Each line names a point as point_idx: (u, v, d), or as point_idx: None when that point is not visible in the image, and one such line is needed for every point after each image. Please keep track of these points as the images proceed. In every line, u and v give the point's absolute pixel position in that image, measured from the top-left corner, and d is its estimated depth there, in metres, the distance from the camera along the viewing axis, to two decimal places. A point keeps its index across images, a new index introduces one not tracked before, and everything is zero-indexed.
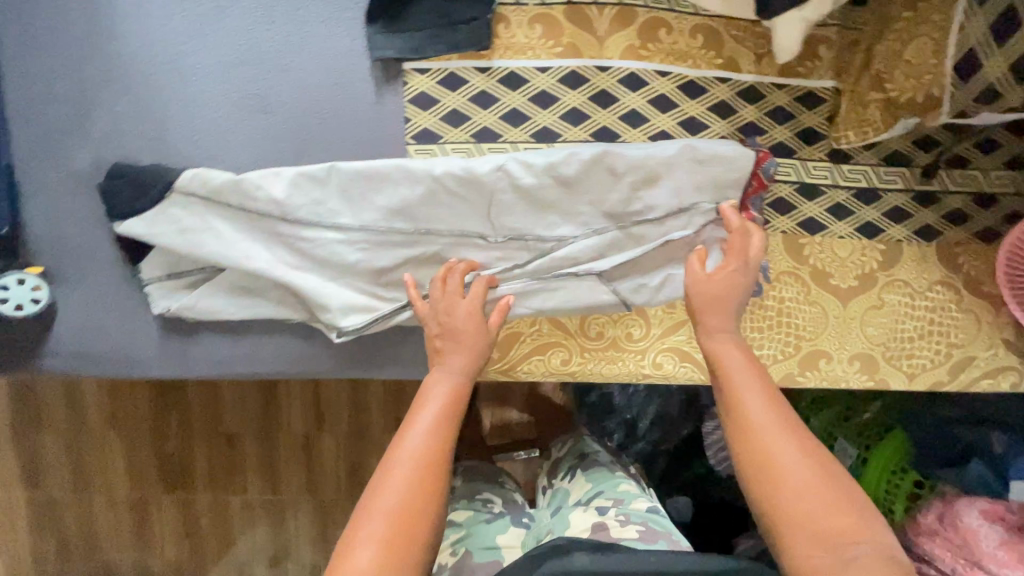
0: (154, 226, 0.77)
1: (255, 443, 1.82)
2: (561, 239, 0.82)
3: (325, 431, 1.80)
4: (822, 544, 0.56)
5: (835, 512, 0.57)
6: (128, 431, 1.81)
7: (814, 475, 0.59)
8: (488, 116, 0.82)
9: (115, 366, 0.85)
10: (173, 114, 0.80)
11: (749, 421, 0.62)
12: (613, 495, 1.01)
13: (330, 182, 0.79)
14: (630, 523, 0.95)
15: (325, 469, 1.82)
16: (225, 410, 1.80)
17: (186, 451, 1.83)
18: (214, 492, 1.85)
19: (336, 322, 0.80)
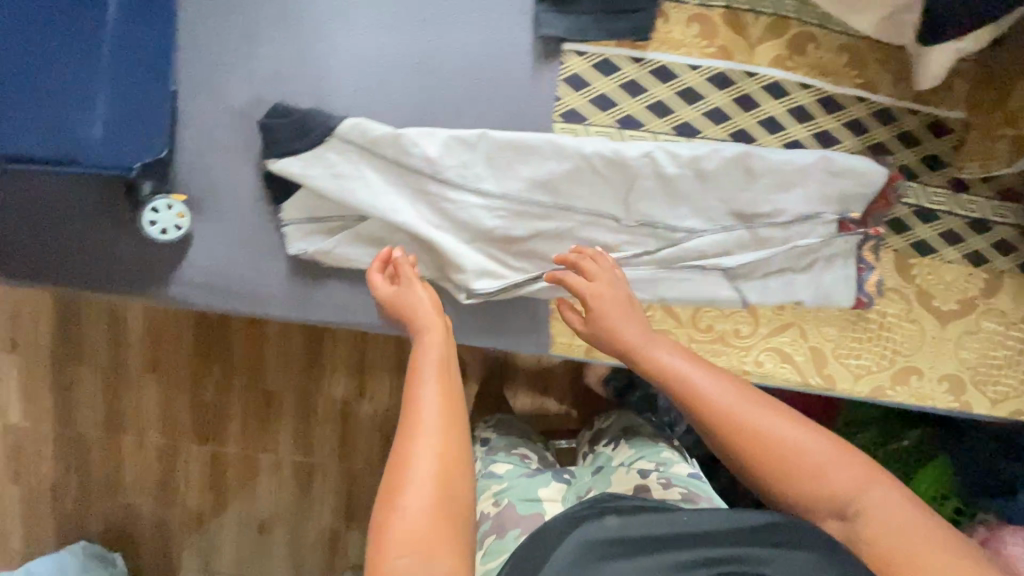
0: (309, 167, 0.79)
1: (293, 404, 1.83)
2: (690, 231, 0.86)
3: (365, 398, 1.82)
4: (837, 512, 0.61)
5: (841, 481, 0.61)
6: (169, 377, 1.81)
7: (808, 447, 0.62)
8: (635, 105, 0.85)
9: (240, 301, 0.86)
10: (336, 62, 0.82)
11: (740, 422, 0.63)
12: (656, 459, 1.04)
13: (481, 148, 0.81)
14: (673, 485, 0.97)
15: (359, 433, 1.83)
16: (268, 367, 1.81)
17: (223, 401, 1.83)
18: (247, 447, 1.85)
19: (468, 283, 0.83)
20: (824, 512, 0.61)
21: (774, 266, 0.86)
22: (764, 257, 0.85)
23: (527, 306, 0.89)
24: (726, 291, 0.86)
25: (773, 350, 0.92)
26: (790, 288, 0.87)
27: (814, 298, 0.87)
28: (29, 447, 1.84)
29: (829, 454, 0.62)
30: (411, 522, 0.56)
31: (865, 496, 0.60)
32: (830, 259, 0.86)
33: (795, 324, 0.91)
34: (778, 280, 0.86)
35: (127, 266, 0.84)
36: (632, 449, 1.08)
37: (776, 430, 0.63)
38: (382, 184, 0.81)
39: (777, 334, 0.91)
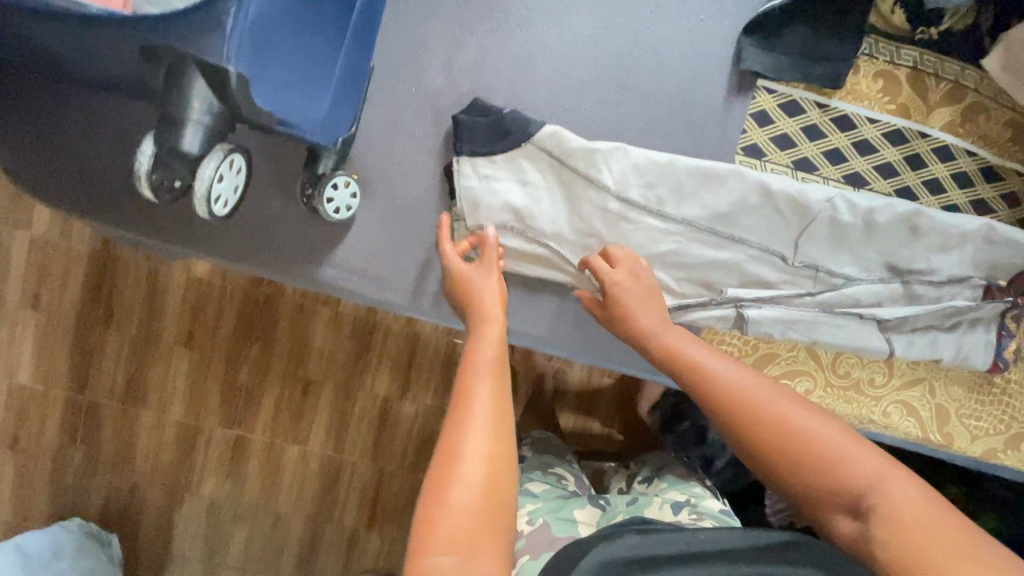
0: (499, 171, 0.79)
1: (334, 395, 1.57)
2: (849, 278, 0.87)
3: (409, 398, 1.56)
4: (846, 506, 0.56)
5: (835, 469, 0.57)
6: (202, 351, 1.56)
7: (809, 440, 0.59)
8: (813, 148, 0.86)
9: (392, 292, 0.82)
10: (536, 62, 0.80)
11: (742, 406, 0.62)
12: (689, 493, 1.07)
13: (667, 171, 0.81)
14: (704, 518, 1.00)
15: (397, 435, 1.57)
16: (312, 353, 1.56)
17: (257, 386, 1.57)
18: (273, 438, 1.58)
19: None
20: (825, 504, 0.57)
21: (923, 324, 0.89)
22: (916, 314, 0.87)
23: None
24: (878, 341, 0.87)
25: (902, 403, 0.94)
26: (932, 345, 0.89)
27: (952, 358, 0.89)
28: (19, 414, 1.57)
29: (839, 446, 0.58)
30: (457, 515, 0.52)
31: (873, 489, 0.55)
32: (973, 324, 0.89)
33: (925, 380, 0.94)
34: (925, 337, 0.89)
35: (285, 242, 0.80)
36: (664, 483, 1.11)
37: (792, 417, 0.60)
38: (569, 190, 0.81)
39: (907, 387, 0.93)
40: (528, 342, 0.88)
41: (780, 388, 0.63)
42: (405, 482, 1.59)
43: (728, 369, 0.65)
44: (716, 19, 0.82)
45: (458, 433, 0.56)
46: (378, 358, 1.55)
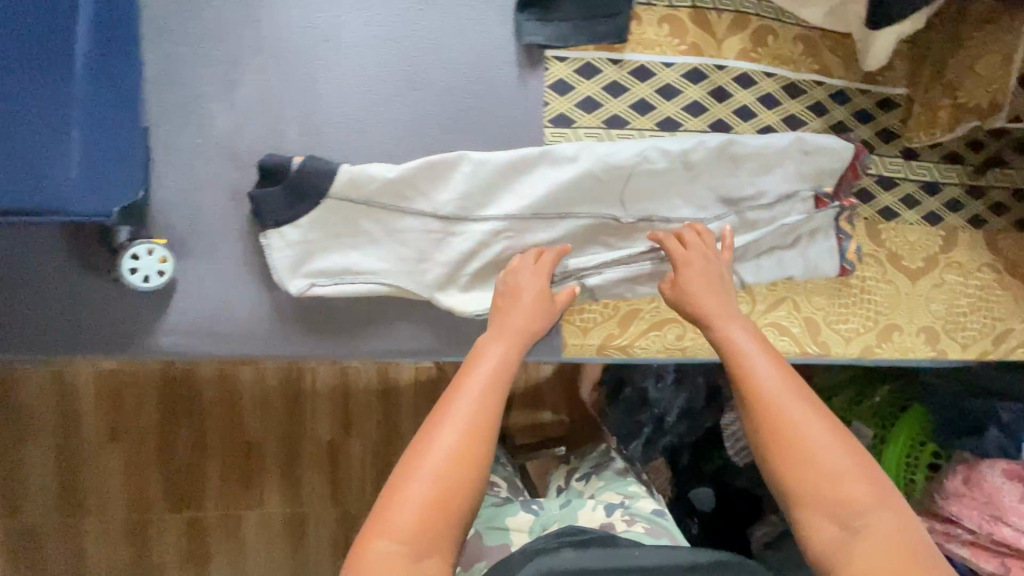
0: (307, 234, 0.78)
1: (278, 452, 1.58)
2: (684, 221, 0.89)
3: (353, 436, 1.59)
4: (836, 519, 0.57)
5: (836, 482, 0.58)
6: (131, 443, 1.54)
7: (827, 455, 0.59)
8: (619, 104, 0.88)
9: (237, 344, 0.81)
10: (319, 84, 0.79)
11: (775, 401, 0.62)
12: (624, 492, 1.11)
13: (477, 178, 0.81)
14: (635, 522, 1.04)
15: (351, 473, 1.59)
16: (244, 414, 1.57)
17: (200, 463, 1.56)
18: (227, 508, 1.57)
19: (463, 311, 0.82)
20: (818, 514, 0.58)
21: (766, 247, 0.92)
22: (754, 241, 0.91)
23: None
24: None
25: (772, 325, 0.96)
26: (779, 265, 0.93)
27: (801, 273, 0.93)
28: None
29: (853, 462, 0.59)
30: (396, 534, 0.57)
31: (868, 507, 0.57)
32: (813, 234, 0.92)
33: (788, 298, 0.97)
34: (769, 259, 0.92)
35: (114, 321, 0.78)
36: (601, 482, 1.16)
37: (805, 424, 0.61)
38: (390, 215, 0.80)
39: (773, 309, 0.96)
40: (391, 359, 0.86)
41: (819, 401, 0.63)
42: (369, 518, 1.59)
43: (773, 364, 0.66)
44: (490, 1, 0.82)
45: (431, 433, 0.62)
46: (312, 404, 1.58)
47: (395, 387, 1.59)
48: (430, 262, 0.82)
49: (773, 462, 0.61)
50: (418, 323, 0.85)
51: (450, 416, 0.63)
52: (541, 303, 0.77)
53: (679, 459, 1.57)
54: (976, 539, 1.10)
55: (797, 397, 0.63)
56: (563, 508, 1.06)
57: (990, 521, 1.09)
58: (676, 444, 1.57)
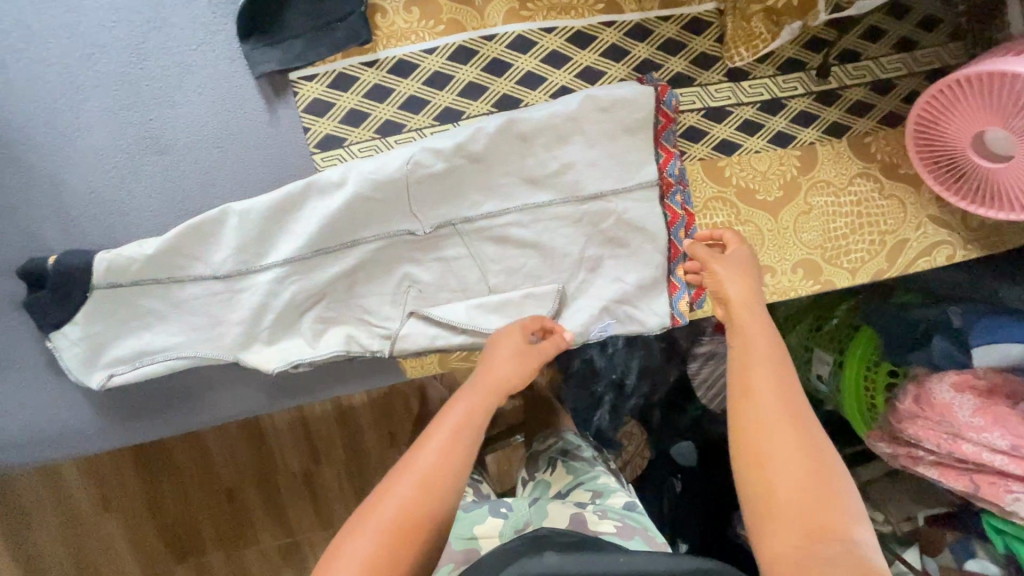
0: (87, 328, 0.76)
1: (257, 491, 1.48)
2: (488, 215, 0.81)
3: (324, 462, 1.47)
4: (803, 532, 0.51)
5: (804, 497, 0.53)
6: (118, 512, 1.44)
7: (795, 472, 0.54)
8: (387, 109, 0.81)
9: (70, 443, 0.82)
10: (64, 174, 0.77)
11: (752, 402, 0.59)
12: (593, 488, 0.95)
13: (248, 229, 0.77)
14: (607, 516, 0.88)
15: (331, 497, 1.50)
16: (216, 465, 1.45)
17: (190, 518, 1.48)
18: (225, 549, 1.51)
19: (266, 365, 0.80)
20: (784, 532, 0.52)
21: (594, 223, 0.82)
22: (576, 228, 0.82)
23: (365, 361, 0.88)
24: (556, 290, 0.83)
25: None
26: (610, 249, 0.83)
27: (636, 269, 0.84)
28: None
29: (820, 492, 0.53)
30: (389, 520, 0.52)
31: (841, 528, 0.51)
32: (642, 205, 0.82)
33: None
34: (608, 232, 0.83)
35: None
36: (569, 472, 1.00)
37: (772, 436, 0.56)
38: (168, 287, 0.78)
39: None
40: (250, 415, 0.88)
41: (808, 412, 0.58)
42: None
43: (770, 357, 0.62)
44: (212, 40, 0.77)
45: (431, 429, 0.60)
46: (278, 440, 1.45)
47: (350, 409, 1.46)
48: (224, 324, 0.79)
49: (745, 475, 0.56)
50: (243, 385, 0.85)
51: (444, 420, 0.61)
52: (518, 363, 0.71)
53: (651, 419, 1.34)
54: (940, 458, 0.95)
55: (781, 397, 0.59)
56: (534, 507, 0.92)
57: (949, 440, 0.93)
58: (643, 404, 1.33)
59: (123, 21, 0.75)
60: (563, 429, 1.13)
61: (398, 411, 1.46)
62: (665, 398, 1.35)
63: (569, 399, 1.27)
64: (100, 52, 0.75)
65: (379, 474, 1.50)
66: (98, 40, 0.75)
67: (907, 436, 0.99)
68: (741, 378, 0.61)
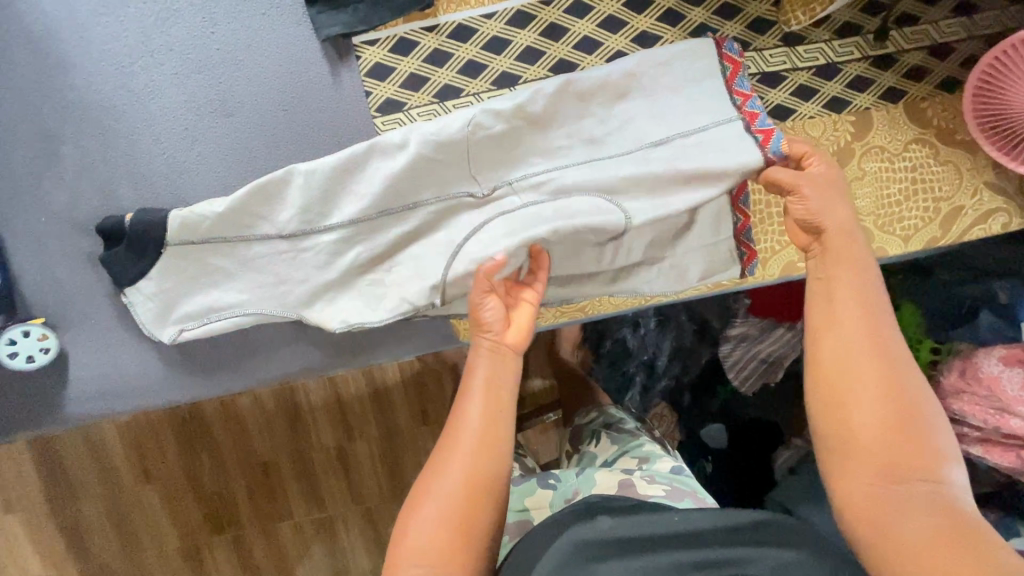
0: (160, 284, 0.80)
1: (292, 464, 1.51)
2: (547, 175, 0.81)
3: (358, 437, 1.50)
4: (884, 472, 0.55)
5: (888, 439, 0.56)
6: (163, 479, 1.51)
7: (878, 414, 0.57)
8: (446, 73, 0.83)
9: (138, 398, 0.85)
10: (137, 136, 0.80)
11: (835, 348, 0.61)
12: (639, 455, 0.95)
13: (312, 189, 0.80)
14: (656, 481, 0.88)
15: (365, 473, 1.52)
16: (254, 436, 1.50)
17: (226, 488, 1.52)
18: (260, 522, 1.54)
19: (330, 325, 0.83)
20: (865, 471, 0.56)
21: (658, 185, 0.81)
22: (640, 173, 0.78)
23: (421, 328, 0.91)
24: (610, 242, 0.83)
25: None
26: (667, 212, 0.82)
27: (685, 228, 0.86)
28: None
29: (904, 433, 0.56)
30: (448, 489, 0.59)
31: (927, 470, 0.55)
32: (714, 145, 0.77)
33: None
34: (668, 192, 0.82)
35: (21, 402, 0.83)
36: (613, 443, 1.00)
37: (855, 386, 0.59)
38: (236, 246, 0.80)
39: None
40: (308, 375, 0.91)
41: (897, 353, 0.60)
42: (396, 511, 1.54)
43: (857, 296, 0.63)
44: (279, 5, 0.79)
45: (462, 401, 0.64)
46: (313, 416, 1.49)
47: (383, 386, 1.48)
48: (287, 282, 0.82)
49: (827, 422, 0.60)
50: (298, 345, 0.88)
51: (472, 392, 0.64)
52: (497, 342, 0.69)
53: (680, 401, 1.33)
54: (986, 434, 0.94)
55: (869, 341, 0.60)
56: (583, 475, 0.89)
57: (995, 415, 0.92)
58: (674, 386, 1.34)
59: None
60: (603, 406, 1.16)
61: (432, 389, 1.48)
62: (697, 380, 1.34)
63: (601, 380, 1.29)
64: (173, 17, 0.78)
65: (413, 450, 1.51)
66: (171, 5, 0.78)
67: (951, 411, 0.98)
68: (823, 321, 0.63)
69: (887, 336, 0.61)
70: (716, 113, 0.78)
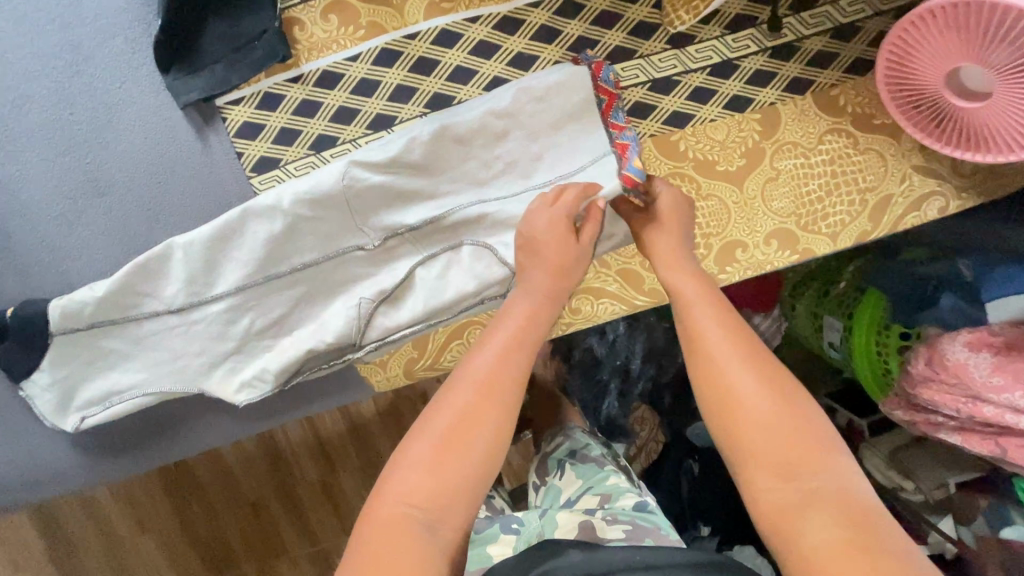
0: (54, 374, 0.78)
1: (280, 505, 1.50)
2: (434, 223, 0.79)
3: (341, 471, 1.48)
4: (778, 472, 0.51)
5: (780, 427, 0.52)
6: (157, 531, 1.49)
7: (762, 409, 0.53)
8: (318, 123, 0.79)
9: (64, 483, 0.85)
10: (15, 229, 0.78)
11: (710, 357, 0.58)
12: (601, 492, 0.91)
13: (193, 261, 0.77)
14: (616, 522, 0.84)
15: (353, 504, 1.50)
16: (239, 478, 1.49)
17: (220, 536, 1.51)
18: (260, 561, 1.53)
19: (231, 399, 0.81)
20: (765, 474, 0.51)
21: None
22: None
23: (340, 378, 0.88)
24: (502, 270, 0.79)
25: (584, 291, 0.85)
26: None
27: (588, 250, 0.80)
28: None
29: (794, 422, 0.53)
30: (404, 501, 0.52)
31: (818, 463, 0.51)
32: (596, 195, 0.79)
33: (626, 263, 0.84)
34: None
35: None
36: (577, 476, 0.96)
37: (738, 385, 0.55)
38: (126, 326, 0.79)
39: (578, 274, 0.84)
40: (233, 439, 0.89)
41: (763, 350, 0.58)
42: None
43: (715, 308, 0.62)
44: (134, 76, 0.77)
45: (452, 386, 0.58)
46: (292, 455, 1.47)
47: (360, 420, 1.46)
48: (183, 357, 0.80)
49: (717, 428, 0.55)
50: (213, 414, 0.86)
51: (462, 376, 0.58)
52: (564, 233, 0.69)
53: (662, 401, 1.26)
54: (961, 423, 0.85)
55: (736, 349, 0.58)
56: (545, 518, 0.86)
57: (968, 404, 0.83)
58: (653, 387, 1.27)
59: (46, 69, 0.76)
60: (570, 426, 1.09)
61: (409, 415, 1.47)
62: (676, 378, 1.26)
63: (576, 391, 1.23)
64: (30, 104, 0.76)
65: None
66: (25, 90, 0.76)
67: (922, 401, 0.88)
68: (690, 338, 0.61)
69: (753, 338, 0.59)
70: (592, 155, 0.78)
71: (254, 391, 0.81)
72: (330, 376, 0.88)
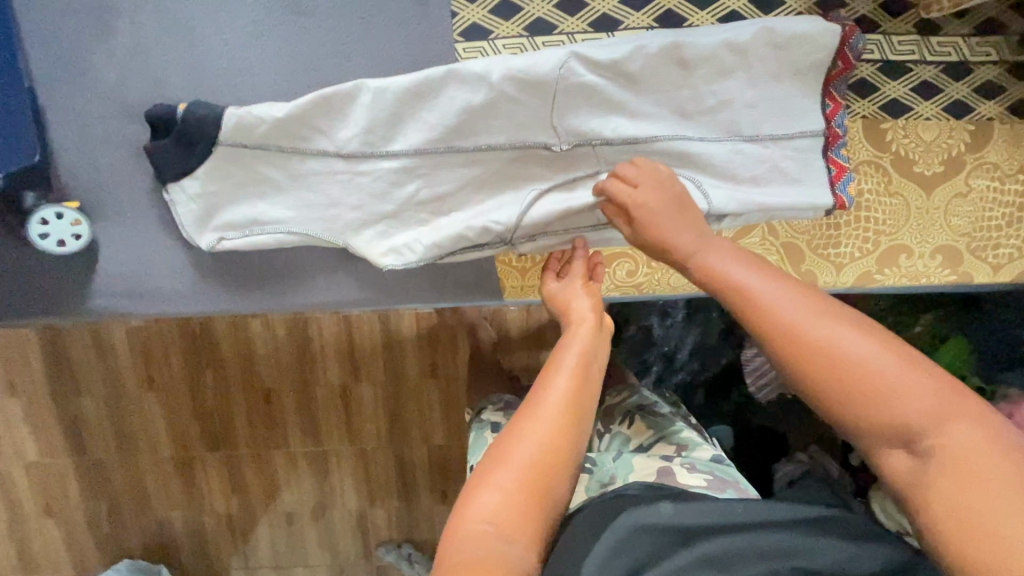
0: (205, 185, 0.74)
1: (294, 396, 1.26)
2: (632, 143, 0.76)
3: (364, 379, 1.25)
4: (909, 443, 0.43)
5: (915, 398, 0.43)
6: (168, 390, 1.25)
7: (889, 385, 0.43)
8: (542, 6, 0.75)
9: (170, 304, 0.81)
10: (200, 23, 0.73)
11: (798, 340, 0.46)
12: (676, 441, 0.80)
13: (380, 108, 0.73)
14: (696, 471, 0.74)
15: (366, 418, 1.28)
16: (259, 360, 1.24)
17: (226, 412, 1.27)
18: (255, 448, 1.30)
19: (376, 263, 0.78)
20: (885, 439, 0.44)
21: (749, 171, 0.77)
22: (725, 169, 0.77)
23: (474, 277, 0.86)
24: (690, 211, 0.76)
25: None
26: (760, 199, 0.77)
27: (777, 208, 0.77)
28: None
29: (918, 386, 0.43)
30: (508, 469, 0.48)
31: (952, 422, 0.42)
32: (798, 158, 0.77)
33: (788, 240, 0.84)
34: (764, 174, 0.77)
35: (48, 287, 0.80)
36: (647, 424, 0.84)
37: (847, 357, 0.44)
38: (289, 158, 0.75)
39: (743, 237, 0.84)
40: (347, 310, 0.87)
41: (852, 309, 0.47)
42: (393, 458, 1.31)
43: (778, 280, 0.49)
44: None
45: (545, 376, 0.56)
46: (321, 357, 1.23)
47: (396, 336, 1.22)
48: (338, 207, 0.77)
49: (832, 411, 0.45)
50: (340, 275, 0.83)
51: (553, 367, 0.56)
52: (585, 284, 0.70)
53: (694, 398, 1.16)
54: None
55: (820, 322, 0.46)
56: (619, 460, 0.77)
57: None
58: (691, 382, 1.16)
59: None
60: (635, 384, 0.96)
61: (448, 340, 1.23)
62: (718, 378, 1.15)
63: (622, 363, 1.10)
64: None
65: (426, 397, 1.27)
66: None
67: None
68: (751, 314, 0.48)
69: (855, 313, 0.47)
70: (806, 122, 0.76)
71: (399, 262, 0.78)
72: (467, 272, 0.85)
